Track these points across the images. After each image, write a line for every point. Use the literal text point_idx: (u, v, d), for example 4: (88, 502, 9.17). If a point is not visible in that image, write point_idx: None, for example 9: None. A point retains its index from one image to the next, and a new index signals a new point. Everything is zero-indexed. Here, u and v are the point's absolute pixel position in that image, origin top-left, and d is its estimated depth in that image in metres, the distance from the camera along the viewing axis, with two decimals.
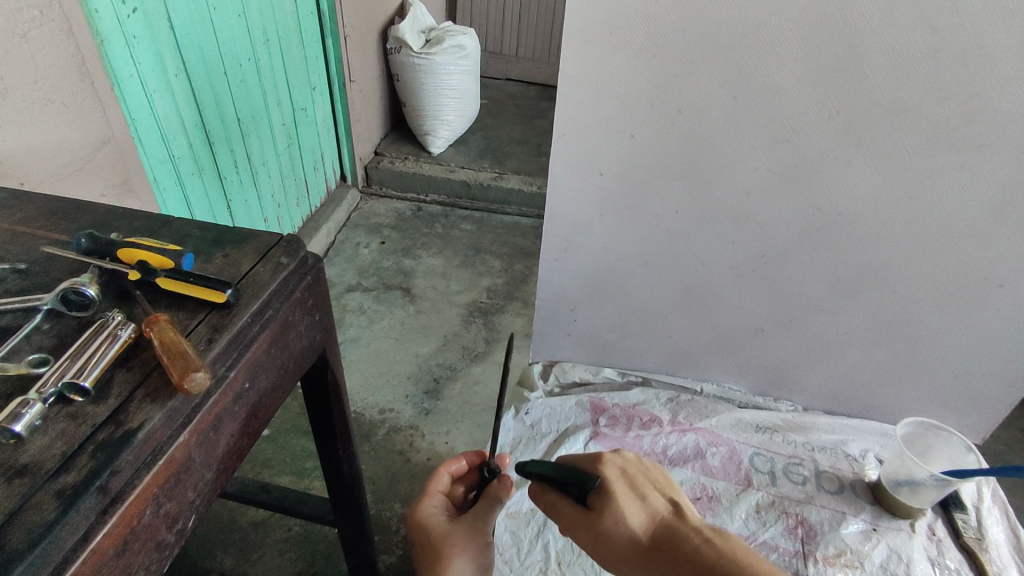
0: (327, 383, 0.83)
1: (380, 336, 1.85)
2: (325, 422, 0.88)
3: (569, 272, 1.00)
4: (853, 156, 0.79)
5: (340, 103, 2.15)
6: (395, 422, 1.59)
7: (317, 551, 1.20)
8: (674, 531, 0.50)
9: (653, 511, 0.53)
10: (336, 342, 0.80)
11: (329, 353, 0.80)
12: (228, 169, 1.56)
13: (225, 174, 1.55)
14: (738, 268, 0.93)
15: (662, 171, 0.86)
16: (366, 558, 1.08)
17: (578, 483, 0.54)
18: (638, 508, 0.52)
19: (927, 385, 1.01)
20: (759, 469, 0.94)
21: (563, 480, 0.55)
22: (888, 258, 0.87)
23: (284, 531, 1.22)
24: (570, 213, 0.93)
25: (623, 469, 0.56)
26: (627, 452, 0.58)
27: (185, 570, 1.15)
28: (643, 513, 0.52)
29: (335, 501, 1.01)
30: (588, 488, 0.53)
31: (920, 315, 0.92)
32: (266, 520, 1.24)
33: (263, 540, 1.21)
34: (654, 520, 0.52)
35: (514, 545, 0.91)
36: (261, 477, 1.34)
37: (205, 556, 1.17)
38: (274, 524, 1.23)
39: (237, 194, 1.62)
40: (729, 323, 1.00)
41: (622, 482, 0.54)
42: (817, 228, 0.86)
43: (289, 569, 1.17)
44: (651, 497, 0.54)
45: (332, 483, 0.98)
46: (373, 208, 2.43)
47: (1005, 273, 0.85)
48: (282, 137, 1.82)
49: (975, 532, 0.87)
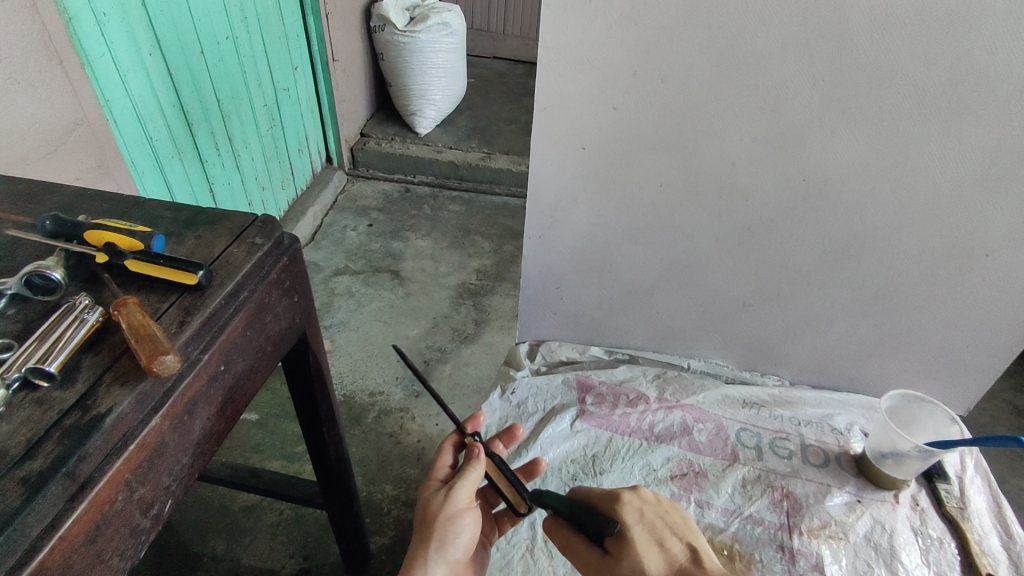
0: (308, 364, 0.81)
1: (369, 319, 1.84)
2: (309, 404, 0.88)
3: (554, 250, 0.99)
4: (839, 125, 0.78)
5: (324, 83, 2.11)
6: (385, 404, 1.59)
7: (309, 533, 1.20)
8: None
9: (670, 557, 0.61)
10: (316, 321, 0.78)
11: (309, 332, 0.78)
12: (209, 152, 1.53)
13: (206, 157, 1.52)
14: (724, 242, 0.92)
15: (646, 143, 0.85)
16: (356, 539, 1.08)
17: (600, 527, 0.61)
18: (655, 554, 0.60)
19: (912, 358, 1.01)
20: (745, 444, 0.94)
21: (585, 523, 0.62)
22: (874, 229, 0.87)
23: (275, 515, 1.22)
24: (554, 189, 0.92)
25: (642, 513, 0.63)
26: (646, 495, 0.65)
27: (176, 555, 1.15)
28: (661, 558, 0.60)
29: (322, 483, 1.00)
30: (609, 534, 0.61)
31: (905, 286, 0.92)
32: (256, 504, 1.24)
33: (254, 525, 1.20)
34: (671, 566, 0.60)
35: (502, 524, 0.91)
36: (251, 462, 1.34)
37: (196, 542, 1.17)
38: (265, 509, 1.23)
39: (219, 177, 1.59)
40: (715, 297, 0.99)
41: (644, 529, 0.62)
42: (803, 200, 0.86)
43: (281, 552, 1.17)
44: (668, 542, 0.61)
45: (318, 465, 0.97)
46: (360, 190, 2.40)
47: (989, 242, 0.85)
48: (264, 118, 1.78)
49: (957, 501, 0.88)
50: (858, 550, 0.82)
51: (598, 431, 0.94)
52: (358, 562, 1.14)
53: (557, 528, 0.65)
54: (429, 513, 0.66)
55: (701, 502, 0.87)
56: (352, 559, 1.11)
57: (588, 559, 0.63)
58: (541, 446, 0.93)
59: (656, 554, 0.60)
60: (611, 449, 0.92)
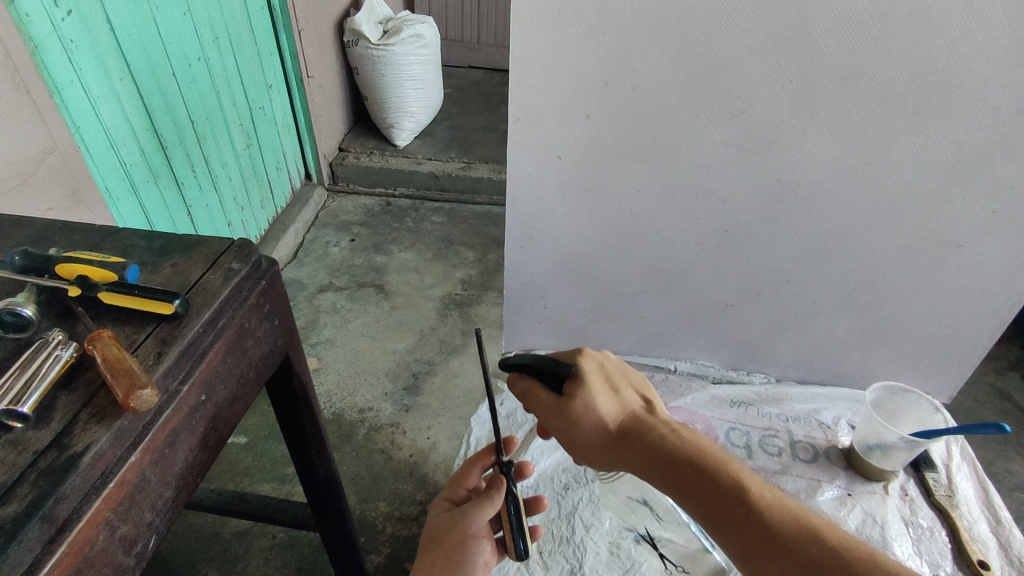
0: (294, 388, 0.81)
1: (355, 334, 1.83)
2: (296, 427, 0.87)
3: (536, 259, 0.98)
4: (809, 125, 0.79)
5: (299, 100, 2.10)
6: (375, 420, 1.58)
7: (303, 556, 1.18)
8: (640, 422, 0.53)
9: (624, 403, 0.56)
10: (300, 344, 0.78)
11: (293, 356, 0.77)
12: (185, 174, 1.51)
13: (182, 178, 1.50)
14: (703, 244, 0.92)
15: (621, 150, 0.85)
16: (352, 559, 1.07)
17: (557, 371, 0.55)
18: (609, 399, 0.55)
19: (895, 350, 1.02)
20: (735, 443, 0.94)
21: (543, 369, 0.56)
22: (850, 225, 0.88)
23: (268, 539, 1.20)
24: (532, 199, 0.91)
25: (601, 365, 0.58)
26: (607, 351, 0.60)
27: None
28: (616, 403, 0.55)
29: (315, 505, 0.99)
30: (566, 374, 0.55)
31: (885, 280, 0.93)
32: (248, 529, 1.21)
33: (247, 550, 1.18)
34: (625, 413, 0.55)
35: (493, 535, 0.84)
36: (242, 485, 1.32)
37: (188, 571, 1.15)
38: (257, 534, 1.21)
39: (197, 199, 1.58)
40: (697, 299, 0.99)
41: (601, 372, 0.56)
42: (779, 199, 0.86)
43: None
44: (623, 389, 0.56)
45: (310, 487, 0.96)
46: (341, 206, 2.39)
47: (962, 233, 0.86)
48: (240, 137, 1.77)
49: (945, 489, 0.89)
50: None
51: None
52: None
53: (516, 379, 0.58)
54: (433, 537, 0.65)
55: None
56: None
57: (542, 407, 0.57)
58: (533, 456, 0.93)
59: (608, 393, 0.55)
60: None
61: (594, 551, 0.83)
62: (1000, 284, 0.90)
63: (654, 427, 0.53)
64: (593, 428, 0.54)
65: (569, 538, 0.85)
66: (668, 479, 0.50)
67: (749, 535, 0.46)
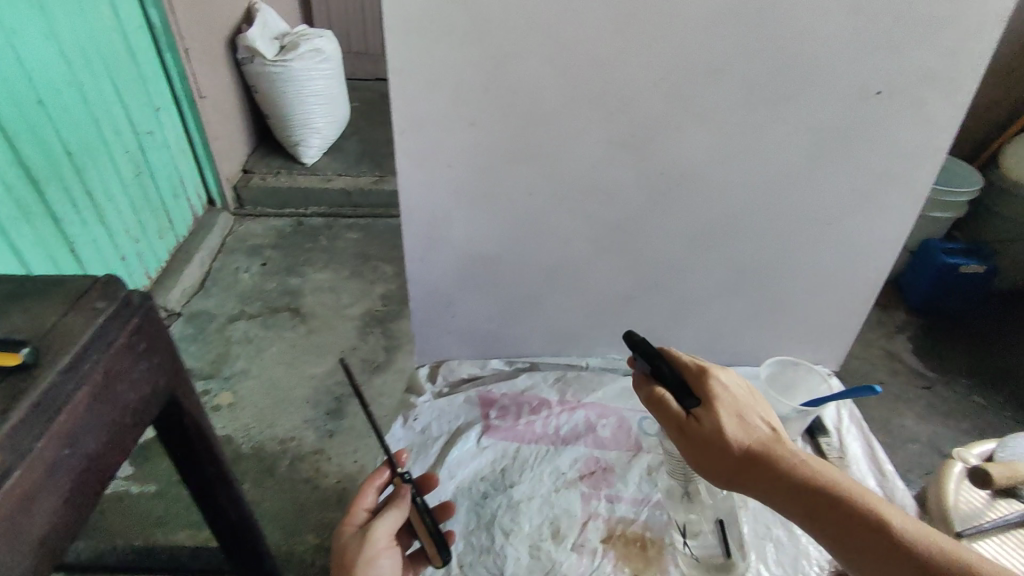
0: (188, 427, 0.76)
1: (271, 363, 1.75)
2: (196, 469, 0.81)
3: (438, 269, 0.97)
4: (683, 120, 0.83)
5: (193, 122, 2.00)
6: (298, 450, 1.52)
7: None
8: (767, 449, 0.64)
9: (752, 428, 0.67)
10: (189, 381, 0.73)
11: (182, 393, 0.72)
12: (64, 208, 1.40)
13: (62, 213, 1.39)
14: (598, 241, 0.95)
15: (508, 153, 0.86)
16: None
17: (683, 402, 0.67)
18: (735, 426, 0.66)
19: (787, 326, 1.08)
20: (647, 432, 0.96)
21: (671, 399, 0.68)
22: (731, 212, 0.92)
23: None
24: (426, 209, 0.91)
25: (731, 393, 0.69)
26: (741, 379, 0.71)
27: None
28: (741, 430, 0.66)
29: (226, 549, 0.93)
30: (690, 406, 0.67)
31: (768, 261, 0.98)
32: None
33: None
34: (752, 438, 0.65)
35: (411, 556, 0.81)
36: (151, 537, 1.23)
37: None
38: None
39: (80, 234, 1.46)
40: (599, 295, 1.01)
41: (729, 399, 0.68)
42: (663, 192, 0.90)
43: None
44: (747, 416, 0.67)
45: (221, 531, 0.90)
46: (249, 230, 2.28)
47: (829, 212, 0.92)
48: (128, 164, 1.66)
49: (837, 451, 0.95)
50: (755, 515, 0.87)
51: (504, 444, 0.94)
52: None
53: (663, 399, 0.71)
54: (348, 562, 0.66)
55: (611, 496, 0.88)
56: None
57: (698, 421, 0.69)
58: (449, 468, 0.91)
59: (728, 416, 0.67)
60: (520, 459, 0.92)
61: (514, 557, 0.82)
62: (868, 256, 0.98)
63: (775, 447, 0.65)
64: (708, 445, 0.67)
65: (490, 548, 0.83)
66: (790, 497, 0.62)
67: (859, 538, 0.58)
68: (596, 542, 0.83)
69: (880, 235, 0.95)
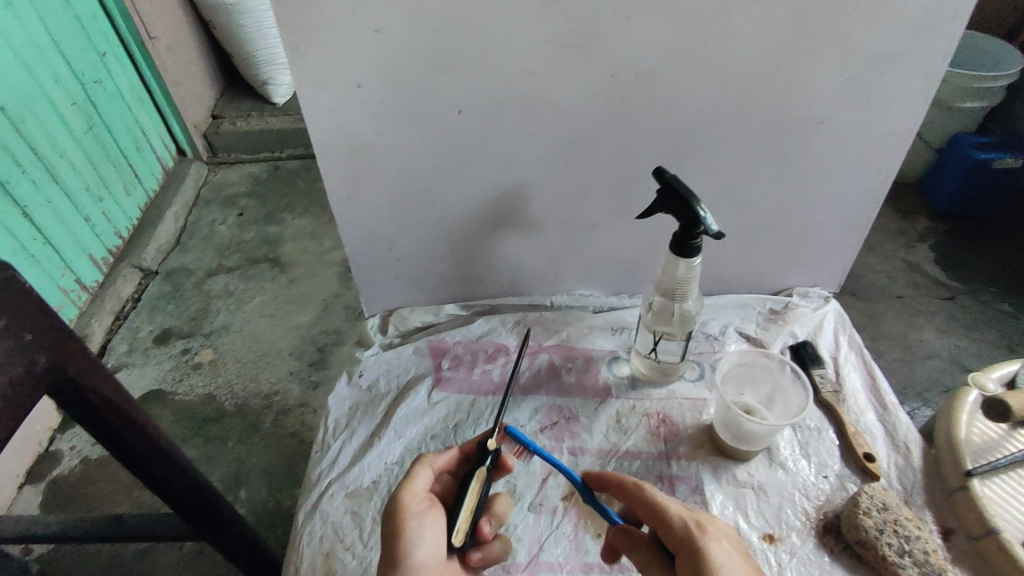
0: (97, 406, 0.65)
1: (252, 316, 1.64)
2: (109, 433, 0.69)
3: (370, 209, 0.86)
4: (634, 5, 0.67)
5: (148, 67, 1.84)
6: (282, 403, 1.42)
7: (215, 561, 1.13)
8: None
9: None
10: (88, 353, 0.63)
11: (78, 372, 0.62)
12: (6, 169, 1.30)
13: (4, 176, 1.29)
14: (549, 162, 0.81)
15: (426, 67, 0.71)
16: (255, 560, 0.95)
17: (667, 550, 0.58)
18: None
19: (777, 245, 0.95)
20: (618, 374, 0.87)
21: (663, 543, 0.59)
22: (700, 114, 0.77)
23: (174, 553, 1.15)
24: (343, 140, 0.78)
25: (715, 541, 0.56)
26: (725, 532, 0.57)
27: None
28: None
29: (190, 533, 0.86)
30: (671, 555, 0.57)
31: (751, 172, 0.84)
32: (152, 546, 1.15)
33: (152, 568, 1.13)
34: None
35: (356, 526, 0.74)
36: (142, 500, 1.24)
37: None
38: (162, 549, 1.15)
39: (32, 197, 1.36)
40: (561, 224, 0.89)
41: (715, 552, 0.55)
42: (617, 97, 0.75)
43: None
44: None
45: (148, 486, 0.77)
46: (224, 178, 2.14)
47: (822, 108, 0.77)
48: (77, 119, 1.53)
49: (832, 386, 0.84)
50: (733, 462, 0.77)
51: (457, 397, 0.86)
52: None
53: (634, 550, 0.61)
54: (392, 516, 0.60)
55: (574, 448, 0.80)
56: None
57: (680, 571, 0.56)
58: (396, 428, 0.82)
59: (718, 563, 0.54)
60: (475, 413, 0.84)
61: None
62: (869, 158, 0.83)
63: None
64: None
65: None
66: None
67: None
68: (556, 500, 0.75)
69: (880, 132, 0.80)
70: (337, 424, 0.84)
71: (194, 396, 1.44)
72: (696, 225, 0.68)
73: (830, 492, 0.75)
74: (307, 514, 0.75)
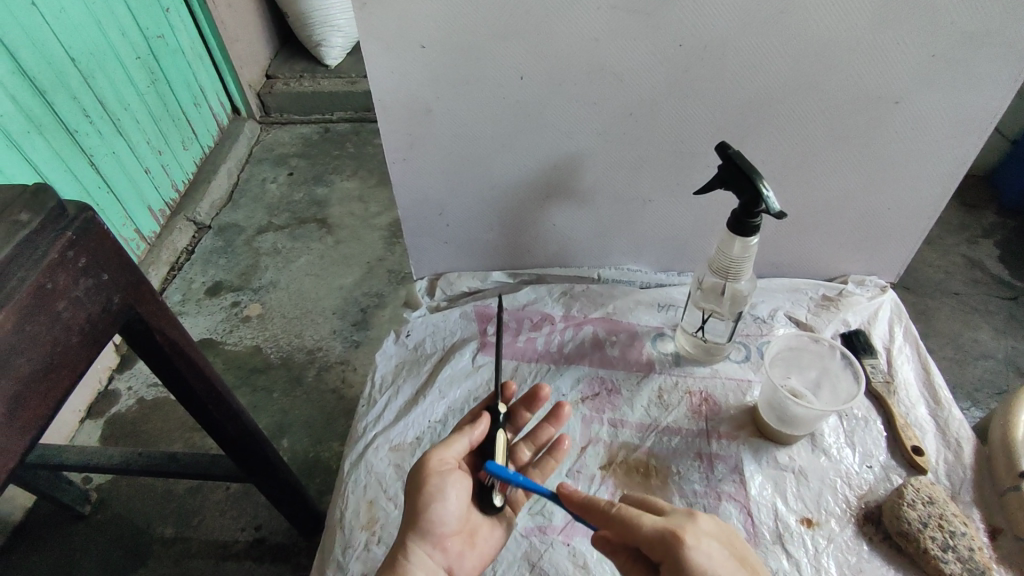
0: (164, 346, 0.69)
1: (299, 274, 1.69)
2: (173, 373, 0.72)
3: (424, 172, 0.87)
4: None
5: (208, 24, 1.87)
6: (325, 360, 1.46)
7: (259, 504, 1.20)
8: None
9: None
10: (157, 295, 0.66)
11: (148, 312, 0.66)
12: (76, 119, 1.35)
13: (74, 125, 1.35)
14: (607, 133, 0.81)
15: (490, 30, 0.71)
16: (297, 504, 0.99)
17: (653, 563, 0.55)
18: None
19: (835, 230, 0.92)
20: (663, 351, 0.87)
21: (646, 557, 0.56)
22: (767, 89, 0.75)
23: (221, 492, 1.21)
24: (403, 101, 0.78)
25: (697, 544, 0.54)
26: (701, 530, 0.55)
27: (124, 548, 1.14)
28: None
29: (241, 474, 0.91)
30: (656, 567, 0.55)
31: (815, 152, 0.82)
32: (201, 484, 1.22)
33: (201, 504, 1.20)
34: None
35: (399, 478, 0.77)
36: (193, 441, 1.30)
37: (142, 528, 1.16)
38: (210, 488, 1.22)
39: (98, 146, 1.42)
40: (614, 196, 0.88)
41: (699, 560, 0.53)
42: (682, 69, 0.73)
43: (233, 527, 1.17)
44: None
45: (206, 427, 0.81)
46: (276, 138, 2.18)
47: (899, 87, 0.74)
48: (141, 73, 1.58)
49: (884, 376, 0.83)
50: (775, 446, 0.77)
51: (501, 362, 0.87)
52: (307, 522, 1.06)
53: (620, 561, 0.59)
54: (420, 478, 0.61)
55: (614, 420, 0.81)
56: (302, 519, 1.05)
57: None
58: (440, 388, 0.85)
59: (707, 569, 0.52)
60: (517, 379, 0.85)
61: None
62: (943, 143, 0.79)
63: None
64: None
65: None
66: None
67: None
68: (595, 469, 0.76)
69: (959, 116, 0.76)
70: (383, 380, 0.87)
71: (243, 347, 1.50)
72: (758, 203, 0.66)
73: (873, 482, 0.74)
74: (353, 463, 0.79)
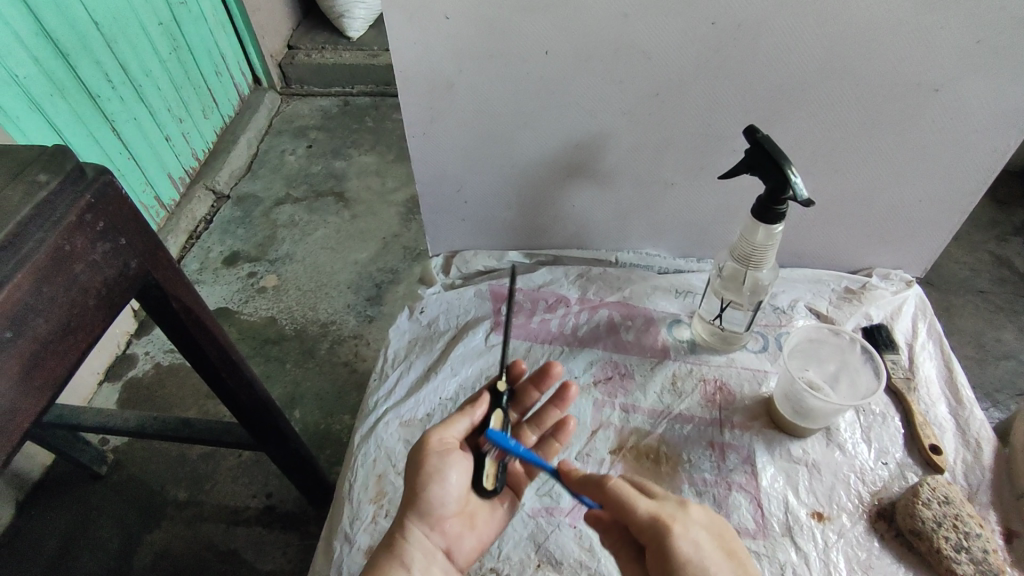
0: (180, 314, 0.69)
1: (315, 247, 1.69)
2: (189, 340, 0.73)
3: (444, 147, 0.86)
4: None
5: None
6: (338, 333, 1.47)
7: (270, 472, 1.21)
8: None
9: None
10: (173, 262, 0.66)
11: (164, 279, 0.66)
12: (98, 83, 1.35)
13: (96, 90, 1.35)
14: (632, 113, 0.79)
15: (516, 2, 0.69)
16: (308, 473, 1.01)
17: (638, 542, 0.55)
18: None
19: (862, 221, 0.89)
20: (678, 338, 0.86)
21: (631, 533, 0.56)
22: (800, 73, 0.72)
23: (233, 459, 1.23)
24: (425, 73, 0.77)
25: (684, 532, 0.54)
26: (690, 518, 0.55)
27: (138, 507, 1.17)
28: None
29: (252, 442, 0.92)
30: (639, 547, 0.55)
31: (846, 140, 0.79)
32: (214, 451, 1.24)
33: (213, 470, 1.22)
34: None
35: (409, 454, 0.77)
36: (207, 408, 1.32)
37: (156, 489, 1.19)
38: (223, 454, 1.24)
39: (120, 112, 1.42)
40: (635, 179, 0.87)
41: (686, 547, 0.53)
42: (713, 48, 0.71)
43: (244, 493, 1.19)
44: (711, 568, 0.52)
45: (221, 394, 0.82)
46: (296, 110, 2.18)
47: (940, 74, 0.71)
48: (163, 40, 1.57)
49: (904, 372, 0.81)
50: (789, 438, 0.76)
51: (514, 342, 0.87)
52: (316, 492, 1.08)
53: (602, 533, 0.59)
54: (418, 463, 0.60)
55: (626, 405, 0.80)
56: (312, 488, 1.06)
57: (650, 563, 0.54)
58: (452, 366, 0.85)
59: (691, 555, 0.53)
60: (530, 360, 0.85)
61: None
62: (983, 134, 0.76)
63: None
64: None
65: None
66: None
67: None
68: (604, 453, 0.76)
69: (1002, 106, 0.73)
70: (396, 355, 0.87)
71: (258, 318, 1.51)
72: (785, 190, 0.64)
73: (888, 479, 0.73)
74: (363, 436, 0.79)
